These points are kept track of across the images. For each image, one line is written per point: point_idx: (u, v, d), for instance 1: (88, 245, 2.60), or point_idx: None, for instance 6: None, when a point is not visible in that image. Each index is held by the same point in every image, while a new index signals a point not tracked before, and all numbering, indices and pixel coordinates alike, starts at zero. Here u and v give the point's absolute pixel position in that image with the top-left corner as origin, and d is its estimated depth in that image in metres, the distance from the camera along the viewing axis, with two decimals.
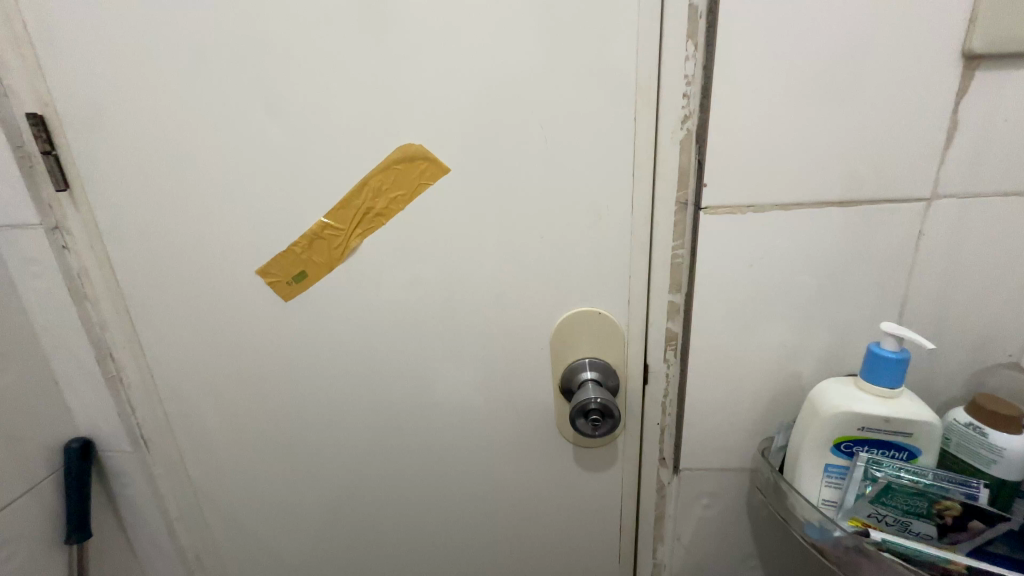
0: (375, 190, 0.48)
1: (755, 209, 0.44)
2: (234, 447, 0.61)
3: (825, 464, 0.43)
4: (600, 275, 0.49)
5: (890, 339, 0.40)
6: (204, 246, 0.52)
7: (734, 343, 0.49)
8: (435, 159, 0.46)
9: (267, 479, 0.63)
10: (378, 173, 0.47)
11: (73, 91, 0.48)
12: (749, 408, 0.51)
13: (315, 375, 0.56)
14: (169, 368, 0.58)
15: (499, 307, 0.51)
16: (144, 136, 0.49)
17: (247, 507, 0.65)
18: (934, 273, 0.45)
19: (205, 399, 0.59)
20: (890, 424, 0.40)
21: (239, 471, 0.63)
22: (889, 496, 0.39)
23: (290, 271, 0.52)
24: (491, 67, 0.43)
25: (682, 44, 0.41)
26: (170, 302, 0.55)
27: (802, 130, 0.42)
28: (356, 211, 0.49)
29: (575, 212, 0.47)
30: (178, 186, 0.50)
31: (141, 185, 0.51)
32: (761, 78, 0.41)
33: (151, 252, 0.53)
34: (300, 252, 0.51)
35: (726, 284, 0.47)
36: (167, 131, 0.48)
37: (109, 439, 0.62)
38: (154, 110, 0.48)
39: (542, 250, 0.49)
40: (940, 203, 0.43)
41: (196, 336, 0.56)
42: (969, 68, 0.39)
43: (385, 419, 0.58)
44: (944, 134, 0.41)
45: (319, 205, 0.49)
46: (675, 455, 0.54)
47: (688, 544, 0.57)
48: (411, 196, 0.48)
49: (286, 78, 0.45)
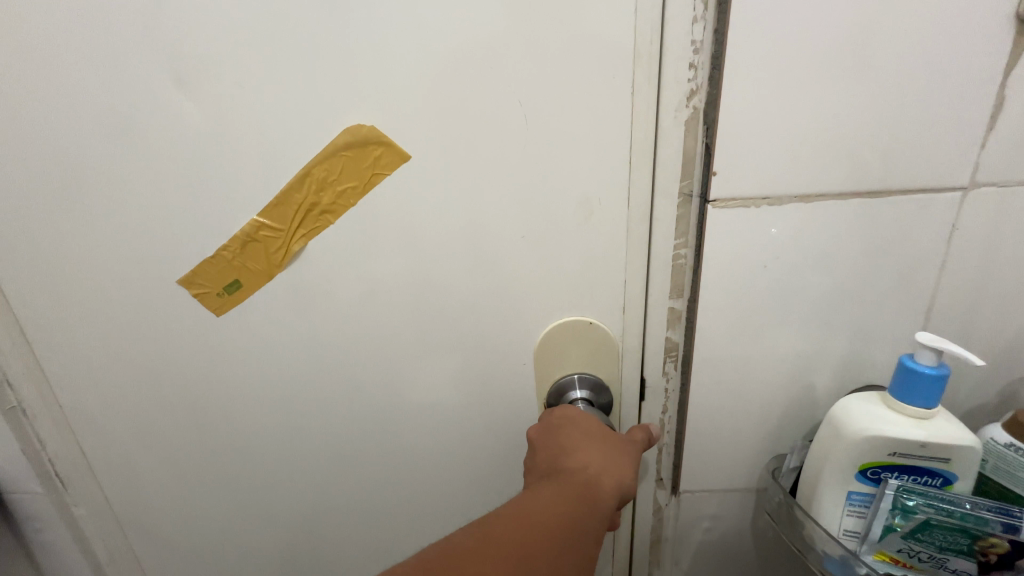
0: (319, 183, 0.40)
1: (770, 201, 0.38)
2: (168, 481, 0.53)
3: (847, 491, 0.37)
4: (591, 280, 0.43)
5: (927, 353, 0.35)
6: (114, 254, 0.43)
7: (742, 353, 0.43)
8: (392, 144, 0.38)
9: (211, 514, 0.55)
10: (322, 162, 0.39)
11: None
12: (757, 424, 0.46)
13: (262, 398, 0.48)
14: (81, 395, 0.49)
15: (475, 317, 0.44)
16: (22, 116, 0.39)
17: (189, 545, 0.56)
18: (965, 271, 0.40)
19: (127, 428, 0.50)
20: (924, 447, 0.35)
21: (178, 507, 0.54)
22: (924, 530, 0.34)
23: (222, 280, 0.44)
24: (460, 31, 0.35)
25: (689, 2, 0.34)
26: (77, 320, 0.46)
27: (830, 107, 0.36)
28: (296, 208, 0.41)
29: (562, 206, 0.40)
30: (74, 180, 0.41)
31: (25, 178, 0.41)
32: (785, 44, 0.34)
33: (44, 260, 0.44)
34: (231, 258, 0.43)
35: (736, 287, 0.41)
36: (54, 112, 0.39)
37: (14, 480, 0.52)
38: (30, 84, 0.38)
39: (524, 252, 0.42)
40: (978, 192, 0.37)
41: (112, 356, 0.47)
42: (1022, 34, 0.34)
43: (347, 443, 0.50)
44: (988, 114, 0.36)
45: (251, 201, 0.41)
46: (674, 476, 0.49)
47: (687, 567, 0.53)
48: (365, 188, 0.40)
49: (204, 44, 0.36)
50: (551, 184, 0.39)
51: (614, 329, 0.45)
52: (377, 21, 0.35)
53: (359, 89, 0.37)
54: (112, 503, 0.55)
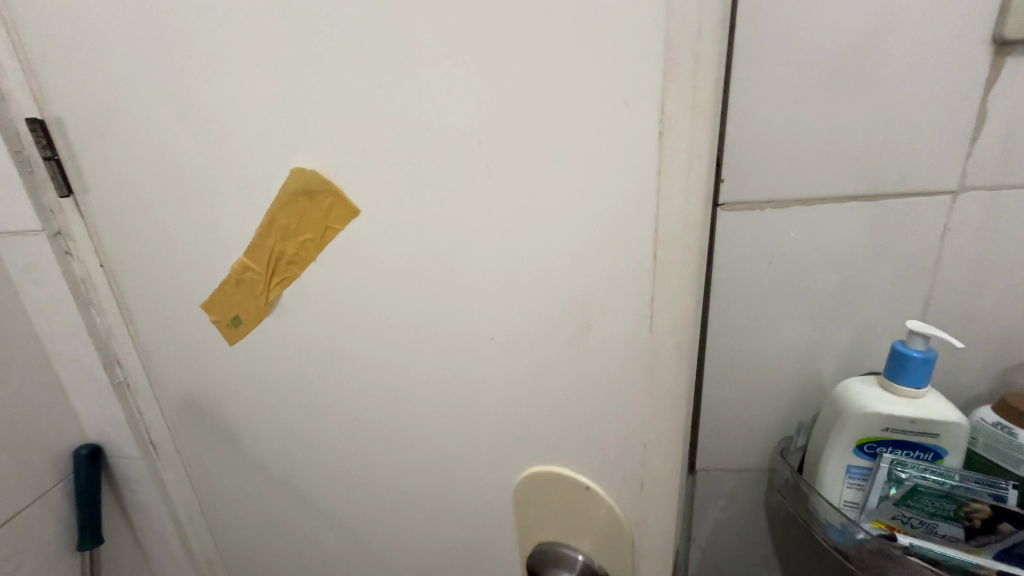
0: (284, 231, 0.40)
1: (773, 205, 0.43)
2: (226, 468, 0.57)
3: (847, 465, 0.42)
4: (595, 329, 0.35)
5: (917, 338, 0.39)
6: (175, 266, 0.46)
7: (753, 344, 0.48)
8: (342, 196, 0.37)
9: (257, 506, 0.57)
10: (283, 211, 0.39)
11: (47, 92, 0.42)
12: (768, 408, 0.50)
13: (286, 419, 0.49)
14: (169, 384, 0.55)
15: (472, 360, 0.39)
16: (117, 139, 0.42)
17: (240, 527, 0.61)
18: (960, 268, 0.43)
19: (195, 416, 0.55)
20: (915, 423, 0.39)
21: (235, 492, 0.58)
22: (914, 498, 0.38)
23: (227, 313, 0.46)
24: (441, 40, 0.31)
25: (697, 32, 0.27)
26: (155, 316, 0.51)
27: (824, 122, 0.40)
28: (269, 254, 0.41)
29: (561, 271, 0.34)
30: (144, 199, 0.44)
31: (119, 188, 0.45)
32: (779, 72, 0.39)
33: (137, 267, 0.48)
34: (231, 294, 0.45)
35: (746, 283, 0.46)
36: (127, 129, 0.41)
37: (116, 446, 0.61)
38: (115, 109, 0.41)
39: (520, 294, 0.36)
40: (967, 195, 0.41)
41: (184, 357, 0.51)
42: (999, 56, 0.38)
43: (357, 468, 0.49)
44: (972, 126, 0.40)
45: (240, 243, 0.42)
46: (691, 456, 0.54)
47: (705, 545, 0.57)
48: (322, 241, 0.39)
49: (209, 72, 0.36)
50: (536, 218, 0.33)
51: (624, 391, 0.36)
52: (359, 41, 0.32)
53: (339, 128, 0.35)
54: (190, 474, 0.61)
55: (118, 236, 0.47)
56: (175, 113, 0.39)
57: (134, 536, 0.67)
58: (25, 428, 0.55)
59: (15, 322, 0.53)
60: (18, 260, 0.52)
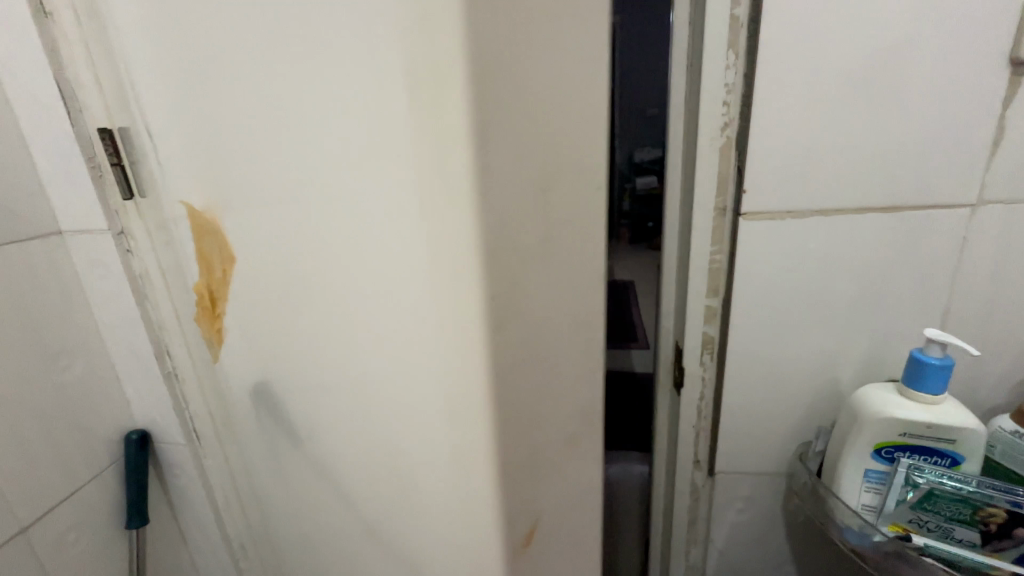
0: (206, 262, 0.49)
1: (794, 216, 0.44)
2: (259, 460, 0.59)
3: (864, 469, 0.43)
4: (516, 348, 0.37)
5: (934, 346, 0.41)
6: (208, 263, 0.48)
7: (771, 350, 0.49)
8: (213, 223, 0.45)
9: (282, 500, 0.59)
10: (200, 245, 0.48)
11: (119, 104, 0.47)
12: (787, 413, 0.51)
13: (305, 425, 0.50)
14: (211, 374, 0.58)
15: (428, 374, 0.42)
16: (167, 145, 0.45)
17: (270, 518, 0.63)
18: (979, 279, 0.44)
19: (234, 407, 0.58)
20: (932, 429, 0.40)
21: (265, 484, 0.61)
22: (930, 502, 0.39)
23: (209, 336, 0.54)
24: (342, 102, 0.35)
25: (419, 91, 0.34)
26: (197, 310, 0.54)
27: (845, 136, 0.42)
28: (206, 281, 0.50)
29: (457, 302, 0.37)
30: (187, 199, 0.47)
31: (172, 192, 0.48)
32: (803, 86, 0.41)
33: (185, 265, 0.52)
34: (203, 318, 0.53)
35: (767, 291, 0.47)
36: (172, 133, 0.44)
37: (162, 432, 0.65)
38: (166, 118, 0.44)
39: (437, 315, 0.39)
40: (986, 208, 0.43)
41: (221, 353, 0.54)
42: (1016, 74, 0.39)
43: (363, 484, 0.49)
44: (991, 141, 0.41)
45: (191, 274, 0.52)
46: (710, 458, 0.55)
47: (722, 548, 0.58)
48: (225, 266, 0.46)
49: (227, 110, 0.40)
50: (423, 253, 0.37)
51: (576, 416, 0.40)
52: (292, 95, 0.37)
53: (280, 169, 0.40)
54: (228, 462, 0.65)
55: (173, 236, 0.51)
56: (203, 120, 0.41)
57: (174, 520, 0.70)
58: (81, 414, 0.59)
59: (78, 314, 0.58)
60: (84, 257, 0.56)
